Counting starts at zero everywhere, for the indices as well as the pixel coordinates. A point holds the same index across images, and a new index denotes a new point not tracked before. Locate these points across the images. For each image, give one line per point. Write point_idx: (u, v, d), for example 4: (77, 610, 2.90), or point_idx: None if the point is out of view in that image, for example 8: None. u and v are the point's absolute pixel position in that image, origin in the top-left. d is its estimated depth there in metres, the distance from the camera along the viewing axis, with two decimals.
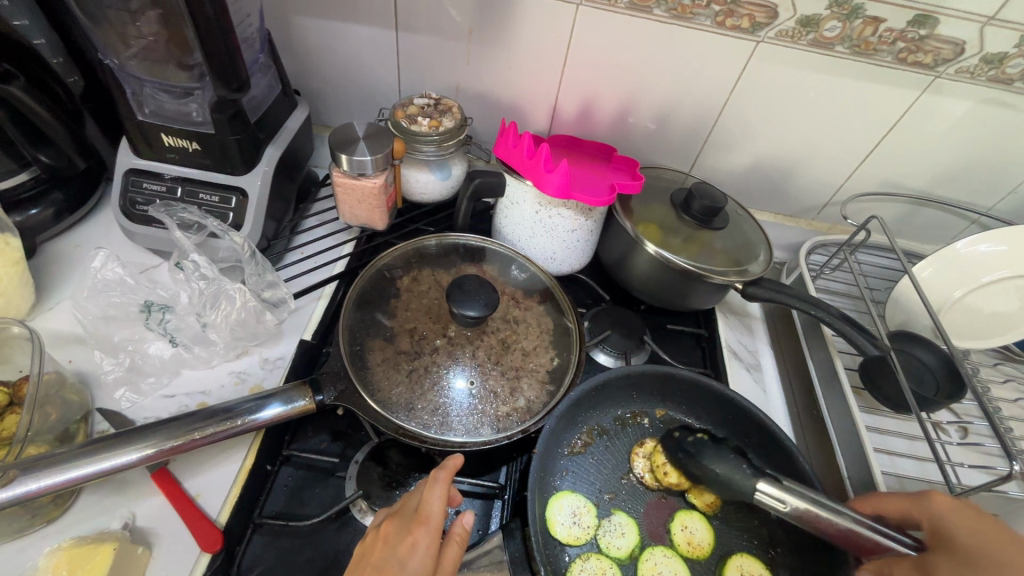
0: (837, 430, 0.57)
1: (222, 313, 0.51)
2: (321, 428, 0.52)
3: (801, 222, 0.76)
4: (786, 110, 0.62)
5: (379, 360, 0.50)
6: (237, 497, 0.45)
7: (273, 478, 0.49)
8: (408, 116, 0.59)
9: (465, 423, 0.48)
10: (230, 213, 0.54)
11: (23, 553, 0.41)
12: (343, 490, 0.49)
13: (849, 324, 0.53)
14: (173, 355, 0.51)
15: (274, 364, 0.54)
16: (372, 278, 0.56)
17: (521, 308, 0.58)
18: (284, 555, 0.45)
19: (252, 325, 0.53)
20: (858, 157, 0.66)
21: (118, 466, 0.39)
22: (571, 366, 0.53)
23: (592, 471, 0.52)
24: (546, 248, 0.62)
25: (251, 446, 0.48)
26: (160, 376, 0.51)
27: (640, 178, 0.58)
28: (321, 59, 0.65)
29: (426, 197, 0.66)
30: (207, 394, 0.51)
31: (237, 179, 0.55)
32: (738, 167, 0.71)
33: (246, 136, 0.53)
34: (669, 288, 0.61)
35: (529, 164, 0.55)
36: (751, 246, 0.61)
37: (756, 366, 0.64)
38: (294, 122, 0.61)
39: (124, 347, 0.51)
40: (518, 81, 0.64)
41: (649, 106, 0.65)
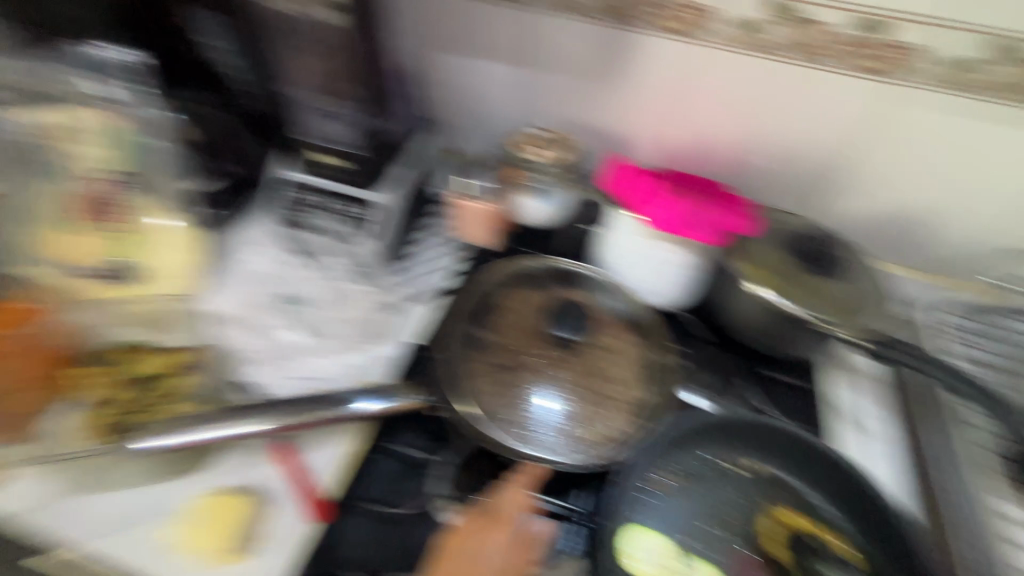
0: (981, 525, 0.49)
1: (350, 310, 0.61)
2: (414, 425, 0.54)
3: (943, 280, 0.67)
4: (924, 159, 0.59)
5: (475, 371, 0.54)
6: (341, 478, 0.50)
7: (372, 464, 0.51)
8: (526, 148, 0.64)
9: (552, 441, 0.50)
10: (365, 226, 0.64)
11: (171, 493, 0.48)
12: (430, 489, 0.50)
13: (962, 387, 0.52)
14: (299, 342, 0.57)
15: (381, 361, 0.57)
16: (476, 294, 0.61)
17: (613, 337, 0.58)
18: (373, 538, 0.47)
19: (370, 323, 0.59)
20: (1008, 215, 0.61)
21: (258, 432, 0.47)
22: (657, 403, 0.54)
23: (677, 514, 0.48)
24: (649, 278, 0.62)
25: (355, 433, 0.53)
26: (286, 360, 0.56)
27: (750, 220, 0.57)
28: (450, 94, 0.71)
29: (531, 222, 0.68)
30: (321, 381, 0.55)
31: (369, 192, 0.60)
32: (866, 214, 0.65)
33: (383, 156, 0.59)
34: (773, 334, 0.59)
35: (638, 198, 0.56)
36: (871, 300, 0.57)
37: (869, 431, 0.59)
38: (423, 145, 0.67)
39: (265, 329, 0.58)
40: (635, 114, 0.65)
41: (768, 145, 0.63)
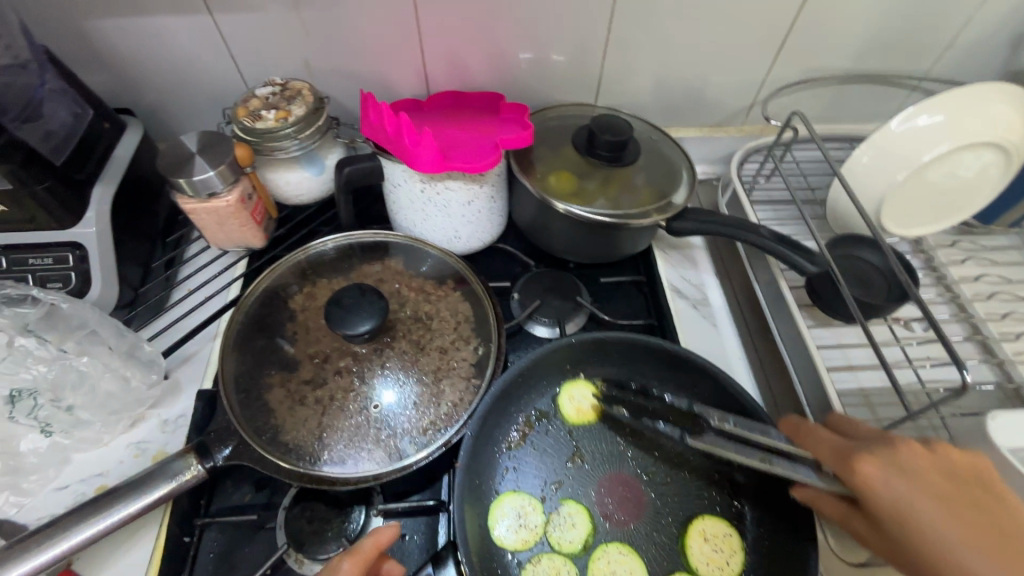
0: (789, 351, 0.62)
1: (85, 393, 0.55)
2: (242, 481, 0.58)
3: (730, 129, 0.80)
4: (682, 14, 0.65)
5: (280, 399, 0.56)
6: (158, 564, 0.52)
7: (195, 547, 0.54)
8: (251, 113, 0.62)
9: (378, 449, 0.53)
10: (71, 272, 0.57)
11: (127, 564, 0.52)
12: (274, 542, 0.55)
13: (782, 242, 0.58)
14: (48, 445, 0.55)
15: (173, 424, 0.59)
16: (264, 299, 0.62)
17: (433, 301, 0.64)
18: (241, 560, 0.54)
19: (125, 394, 0.57)
20: (777, 44, 0.69)
21: (44, 563, 0.44)
22: (492, 355, 0.59)
23: (534, 467, 0.56)
24: (446, 229, 0.67)
25: (161, 522, 0.53)
26: (43, 472, 0.55)
27: (528, 128, 0.61)
28: (148, 66, 0.66)
29: (304, 198, 0.70)
30: (105, 475, 0.56)
31: (69, 234, 0.56)
32: (649, 84, 0.74)
33: (56, 181, 0.54)
34: (593, 240, 0.68)
35: (395, 140, 0.56)
36: (673, 175, 0.68)
37: (703, 301, 0.71)
38: (124, 149, 0.63)
39: (171, 411, 0.60)
40: (371, 44, 0.66)
41: (531, 38, 0.67)
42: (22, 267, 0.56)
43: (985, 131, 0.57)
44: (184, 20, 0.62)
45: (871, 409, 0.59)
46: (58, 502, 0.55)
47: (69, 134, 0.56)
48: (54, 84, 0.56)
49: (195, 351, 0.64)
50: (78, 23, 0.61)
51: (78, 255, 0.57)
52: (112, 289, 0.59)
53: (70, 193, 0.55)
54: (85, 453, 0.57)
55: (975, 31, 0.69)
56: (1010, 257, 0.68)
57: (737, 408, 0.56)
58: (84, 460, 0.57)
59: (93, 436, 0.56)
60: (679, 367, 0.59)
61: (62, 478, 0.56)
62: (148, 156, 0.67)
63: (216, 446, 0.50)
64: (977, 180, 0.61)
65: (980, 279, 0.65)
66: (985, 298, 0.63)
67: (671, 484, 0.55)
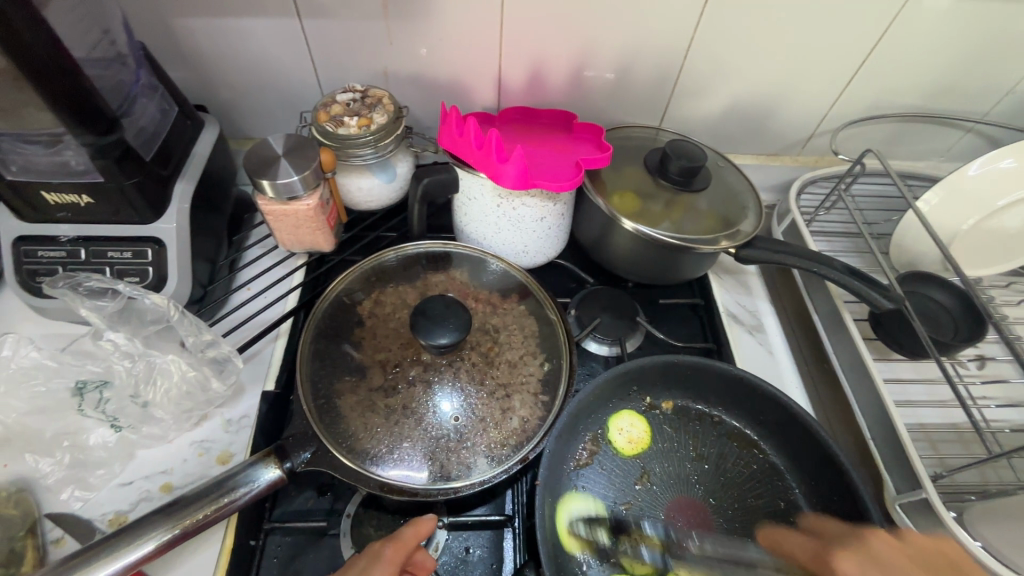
0: (851, 383, 0.63)
1: (159, 389, 0.55)
2: (305, 486, 0.58)
3: (786, 159, 0.82)
4: (756, 47, 0.67)
5: (350, 406, 0.56)
6: (225, 570, 0.51)
7: (261, 551, 0.54)
8: (333, 118, 0.62)
9: (449, 462, 0.53)
10: (149, 266, 0.57)
11: (195, 565, 0.51)
12: (338, 550, 0.55)
13: (851, 275, 0.59)
14: (117, 439, 0.54)
15: (238, 424, 0.58)
16: (333, 305, 0.62)
17: (499, 314, 0.64)
18: (304, 566, 0.54)
19: (198, 394, 0.56)
20: (842, 81, 0.72)
21: (130, 561, 0.44)
22: (561, 372, 0.59)
23: (602, 487, 0.57)
24: (515, 243, 0.68)
25: (229, 525, 0.53)
26: (108, 467, 0.54)
27: (605, 148, 0.62)
28: (229, 64, 0.67)
29: (372, 204, 0.70)
30: (169, 473, 0.55)
31: (151, 230, 0.57)
32: (713, 111, 0.76)
33: (145, 176, 0.54)
34: (656, 261, 0.68)
35: (479, 154, 0.57)
36: (738, 202, 0.69)
37: (758, 327, 0.72)
38: (203, 146, 0.63)
39: (235, 412, 0.59)
40: (451, 56, 0.68)
41: (607, 60, 0.69)
42: (101, 259, 0.57)
43: None
44: (272, 23, 0.62)
45: (931, 444, 0.60)
46: (123, 498, 0.53)
47: (157, 130, 0.57)
48: (147, 81, 0.57)
49: (259, 350, 0.64)
50: (167, 20, 0.62)
51: (155, 250, 0.57)
52: (186, 285, 0.58)
53: (155, 188, 0.56)
54: (149, 449, 0.56)
55: None
56: None
57: (805, 438, 0.57)
58: (149, 458, 0.56)
59: (160, 433, 0.56)
60: (743, 393, 0.60)
61: (125, 474, 0.54)
62: (221, 154, 0.67)
63: (294, 450, 0.50)
64: None
65: None
66: None
67: (737, 510, 0.57)
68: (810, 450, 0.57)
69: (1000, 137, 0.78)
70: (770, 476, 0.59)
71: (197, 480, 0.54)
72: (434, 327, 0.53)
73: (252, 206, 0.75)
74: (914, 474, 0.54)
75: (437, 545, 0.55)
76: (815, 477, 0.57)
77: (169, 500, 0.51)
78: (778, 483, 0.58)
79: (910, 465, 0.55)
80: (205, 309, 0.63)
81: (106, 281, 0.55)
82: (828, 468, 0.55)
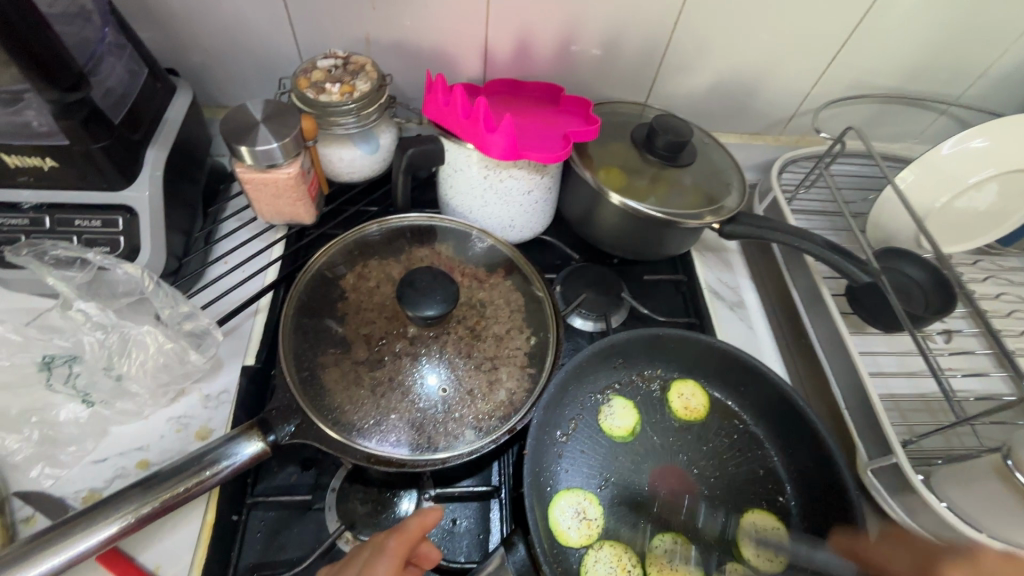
0: (828, 355, 0.65)
1: (135, 362, 0.53)
2: (288, 461, 0.57)
3: (768, 137, 0.83)
4: (745, 23, 0.67)
5: (335, 378, 0.55)
6: (206, 547, 0.50)
7: (243, 526, 0.53)
8: (314, 84, 0.60)
9: (436, 434, 0.53)
10: (120, 235, 0.54)
11: (175, 542, 0.50)
12: (324, 523, 0.54)
13: (831, 250, 0.61)
14: (91, 414, 0.52)
15: (217, 399, 0.57)
16: (315, 278, 0.61)
17: (485, 289, 0.64)
18: (290, 540, 0.53)
19: (176, 367, 0.54)
20: (824, 61, 0.72)
21: (107, 536, 0.43)
22: (548, 345, 0.59)
23: (588, 459, 0.58)
24: (501, 217, 0.68)
25: (209, 501, 0.52)
26: (82, 443, 0.52)
27: (593, 121, 0.62)
28: (201, 26, 0.64)
29: (354, 175, 0.69)
30: (146, 449, 0.53)
31: (121, 198, 0.54)
32: (699, 87, 0.76)
33: (114, 140, 0.51)
34: (642, 236, 0.68)
35: (467, 124, 0.56)
36: (721, 179, 0.69)
37: (739, 303, 0.73)
38: (175, 111, 0.61)
39: (213, 387, 0.58)
40: (435, 24, 0.66)
41: (594, 33, 0.68)
42: (68, 228, 0.54)
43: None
44: None
45: (901, 412, 0.62)
46: (98, 476, 0.51)
47: (126, 91, 0.55)
48: (113, 39, 0.54)
49: (237, 324, 0.62)
50: None
51: (127, 219, 0.55)
52: (160, 256, 0.56)
53: (126, 153, 0.53)
54: (124, 426, 0.54)
55: (1006, 62, 0.73)
56: None
57: (785, 408, 0.59)
58: (124, 434, 0.54)
59: (135, 409, 0.54)
60: (725, 364, 0.62)
61: (98, 451, 0.52)
62: (195, 120, 0.64)
63: (278, 422, 0.49)
64: (1014, 203, 0.69)
65: (999, 297, 0.70)
66: (1005, 314, 0.68)
67: (719, 478, 0.58)
68: (788, 417, 0.59)
69: (971, 119, 0.80)
70: (750, 445, 0.60)
71: (175, 456, 0.53)
72: (421, 299, 0.53)
73: (228, 177, 0.72)
74: (885, 440, 0.57)
75: None
76: (794, 447, 0.59)
77: (147, 475, 0.50)
78: (758, 452, 0.60)
79: (882, 432, 0.57)
80: (180, 283, 0.61)
81: (74, 251, 0.53)
82: (807, 437, 0.57)
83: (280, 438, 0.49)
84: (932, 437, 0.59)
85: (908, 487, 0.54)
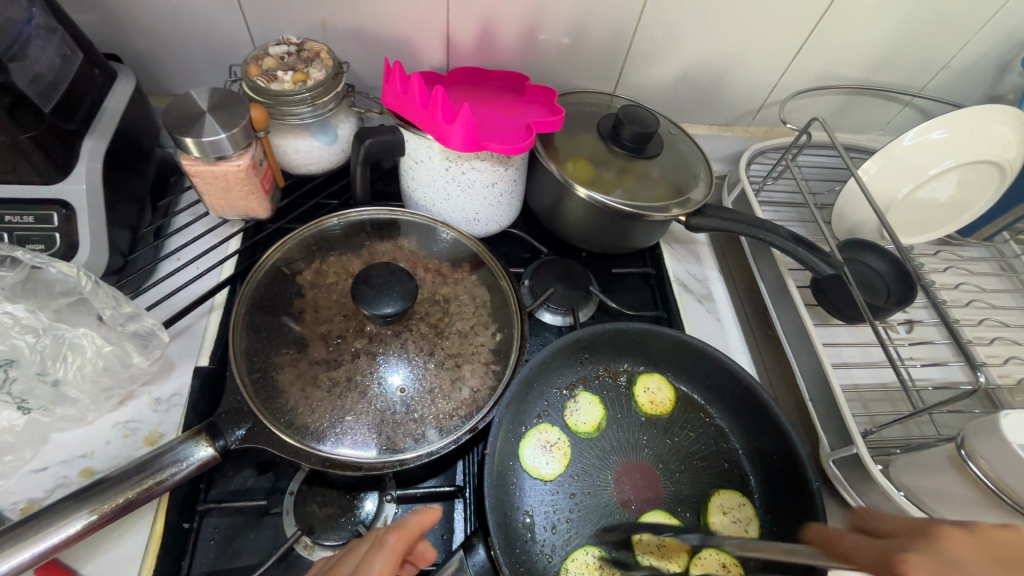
0: (793, 347, 0.65)
1: (74, 366, 0.50)
2: (245, 465, 0.55)
3: (737, 129, 0.83)
4: (711, 11, 0.66)
5: (291, 379, 0.53)
6: (155, 557, 0.48)
7: (195, 533, 0.51)
8: (265, 72, 0.57)
9: (396, 434, 0.51)
10: (55, 231, 0.51)
11: (122, 553, 0.48)
12: (281, 528, 0.53)
13: (795, 242, 0.61)
14: (26, 422, 0.49)
15: (167, 403, 0.54)
16: (269, 276, 0.58)
17: (449, 284, 0.62)
18: (245, 546, 0.51)
19: (120, 370, 0.52)
20: (790, 52, 0.72)
21: (38, 553, 0.40)
22: (513, 342, 0.58)
23: (552, 455, 0.57)
24: (466, 210, 0.66)
25: (158, 510, 0.50)
26: (17, 453, 0.48)
27: (557, 112, 0.60)
28: (144, 10, 0.60)
29: (313, 167, 0.66)
30: (90, 457, 0.50)
31: (56, 192, 0.51)
32: (667, 78, 0.75)
33: (44, 131, 0.48)
34: (609, 229, 0.67)
35: (425, 114, 0.54)
36: (689, 171, 0.69)
37: (707, 296, 0.73)
38: (116, 100, 0.57)
39: (163, 390, 0.55)
40: (394, 9, 0.63)
41: (559, 21, 0.66)
42: None
43: (983, 151, 0.66)
44: None
45: (863, 402, 0.63)
46: (36, 486, 0.48)
47: (59, 78, 0.52)
48: (42, 21, 0.51)
49: (190, 324, 0.59)
50: None
51: (64, 215, 0.51)
52: (102, 253, 0.53)
53: (59, 145, 0.50)
54: (65, 433, 0.51)
55: (967, 54, 0.74)
56: (982, 267, 0.74)
57: (750, 401, 0.59)
58: (65, 441, 0.51)
59: (76, 415, 0.51)
60: (690, 356, 0.62)
61: (37, 460, 0.50)
62: (139, 110, 0.61)
63: (227, 427, 0.47)
64: (972, 194, 0.70)
65: (959, 287, 0.71)
66: (964, 304, 0.69)
67: (684, 472, 0.58)
68: (752, 409, 0.59)
69: (934, 111, 0.81)
70: (716, 438, 0.60)
71: (120, 463, 0.50)
72: (379, 296, 0.51)
73: (179, 169, 0.69)
74: (846, 431, 0.57)
75: (386, 519, 0.54)
76: (760, 440, 0.59)
77: (89, 485, 0.47)
78: (723, 445, 0.60)
79: (844, 423, 0.57)
80: (126, 282, 0.58)
81: (4, 249, 0.49)
82: (771, 431, 0.57)
83: (231, 442, 0.47)
84: (893, 427, 0.60)
85: (868, 477, 0.55)
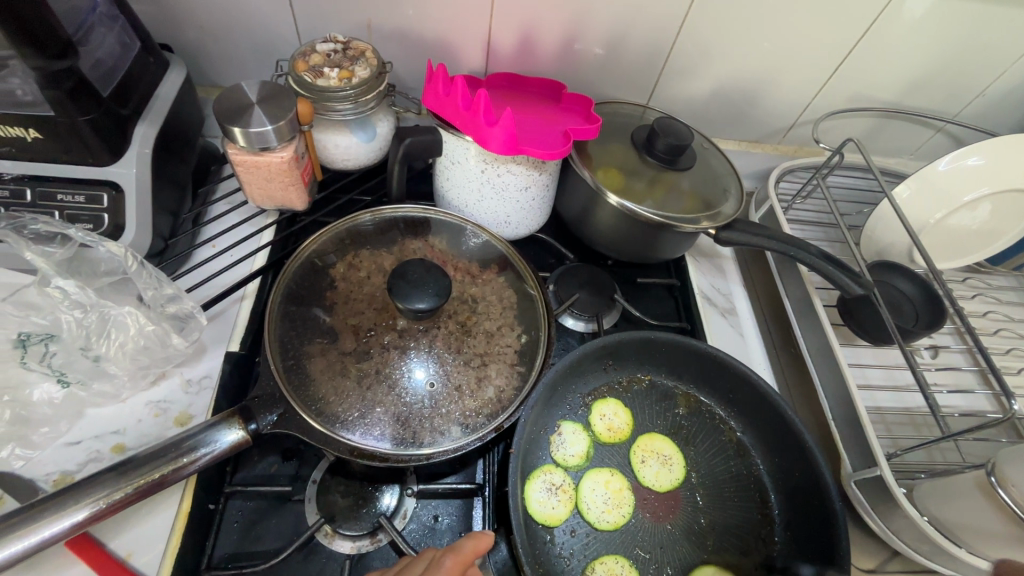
0: (817, 365, 0.65)
1: (115, 343, 0.52)
2: (270, 450, 0.56)
3: (766, 146, 0.84)
4: (749, 29, 0.67)
5: (321, 368, 0.54)
6: (181, 536, 0.49)
7: (220, 515, 0.52)
8: (312, 67, 0.59)
9: (421, 428, 0.52)
10: (104, 212, 0.53)
11: (150, 530, 0.49)
12: (303, 516, 0.53)
13: (825, 260, 0.61)
14: (65, 395, 0.50)
15: (198, 384, 0.55)
16: (304, 267, 0.59)
17: (478, 284, 0.63)
18: (269, 530, 0.52)
19: (158, 349, 0.53)
20: (824, 73, 0.73)
21: (68, 526, 0.41)
22: (539, 344, 0.58)
23: (572, 458, 0.57)
24: (497, 213, 0.67)
25: (186, 490, 0.50)
26: (55, 425, 0.49)
27: (593, 120, 0.61)
28: (198, 5, 0.62)
29: (350, 163, 0.67)
30: (123, 433, 0.51)
31: (108, 173, 0.53)
32: (701, 93, 0.76)
33: (102, 115, 0.50)
34: (637, 238, 0.68)
35: (466, 115, 0.55)
36: (719, 184, 0.69)
37: (731, 310, 0.73)
38: (167, 88, 0.59)
39: (195, 371, 0.56)
40: (438, 13, 0.65)
41: (599, 33, 0.67)
42: (50, 203, 0.53)
43: (1018, 179, 0.66)
44: None
45: (885, 425, 0.63)
46: (70, 458, 0.49)
47: (117, 65, 0.54)
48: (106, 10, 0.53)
49: (223, 309, 0.61)
50: None
51: (113, 196, 0.53)
52: (146, 235, 0.55)
53: (114, 128, 0.52)
54: (100, 408, 0.52)
55: (1003, 83, 0.74)
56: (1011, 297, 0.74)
57: (774, 417, 0.59)
58: (99, 416, 0.52)
59: (112, 391, 0.52)
60: (715, 370, 0.62)
61: (72, 433, 0.51)
62: (187, 99, 0.63)
63: (260, 411, 0.48)
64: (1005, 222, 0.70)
65: (987, 315, 0.71)
66: (992, 332, 0.68)
67: (703, 483, 0.59)
68: (776, 426, 0.59)
69: (967, 137, 0.81)
70: (737, 453, 0.60)
71: (152, 441, 0.51)
72: (413, 292, 0.52)
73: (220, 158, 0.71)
74: (870, 452, 0.57)
75: (405, 513, 0.54)
76: (779, 455, 0.59)
77: (122, 460, 0.48)
78: (744, 458, 0.60)
79: (867, 445, 0.57)
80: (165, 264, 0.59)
81: (55, 226, 0.51)
82: (795, 449, 0.57)
83: (263, 424, 0.48)
84: (916, 452, 0.60)
85: (891, 501, 0.55)
